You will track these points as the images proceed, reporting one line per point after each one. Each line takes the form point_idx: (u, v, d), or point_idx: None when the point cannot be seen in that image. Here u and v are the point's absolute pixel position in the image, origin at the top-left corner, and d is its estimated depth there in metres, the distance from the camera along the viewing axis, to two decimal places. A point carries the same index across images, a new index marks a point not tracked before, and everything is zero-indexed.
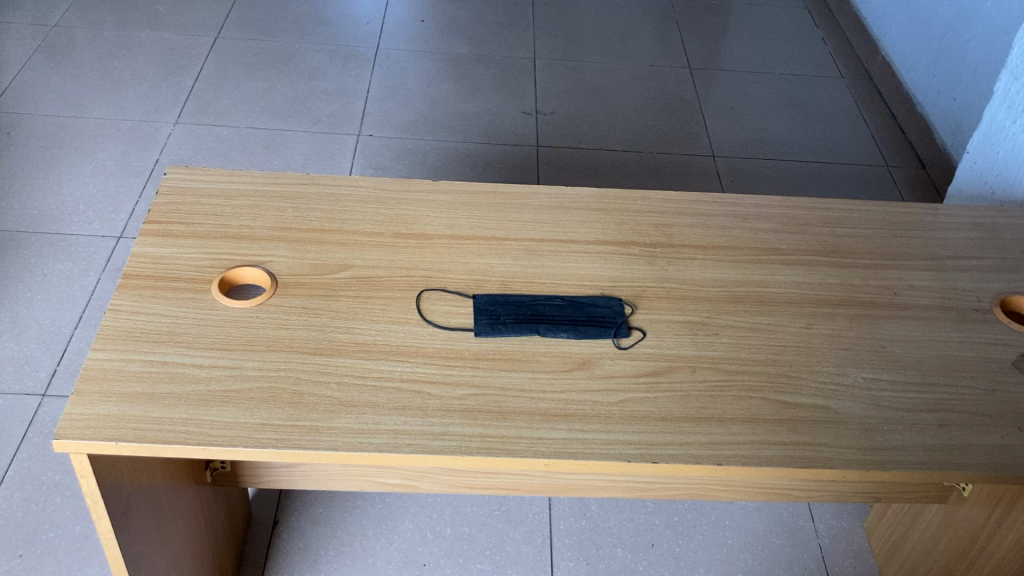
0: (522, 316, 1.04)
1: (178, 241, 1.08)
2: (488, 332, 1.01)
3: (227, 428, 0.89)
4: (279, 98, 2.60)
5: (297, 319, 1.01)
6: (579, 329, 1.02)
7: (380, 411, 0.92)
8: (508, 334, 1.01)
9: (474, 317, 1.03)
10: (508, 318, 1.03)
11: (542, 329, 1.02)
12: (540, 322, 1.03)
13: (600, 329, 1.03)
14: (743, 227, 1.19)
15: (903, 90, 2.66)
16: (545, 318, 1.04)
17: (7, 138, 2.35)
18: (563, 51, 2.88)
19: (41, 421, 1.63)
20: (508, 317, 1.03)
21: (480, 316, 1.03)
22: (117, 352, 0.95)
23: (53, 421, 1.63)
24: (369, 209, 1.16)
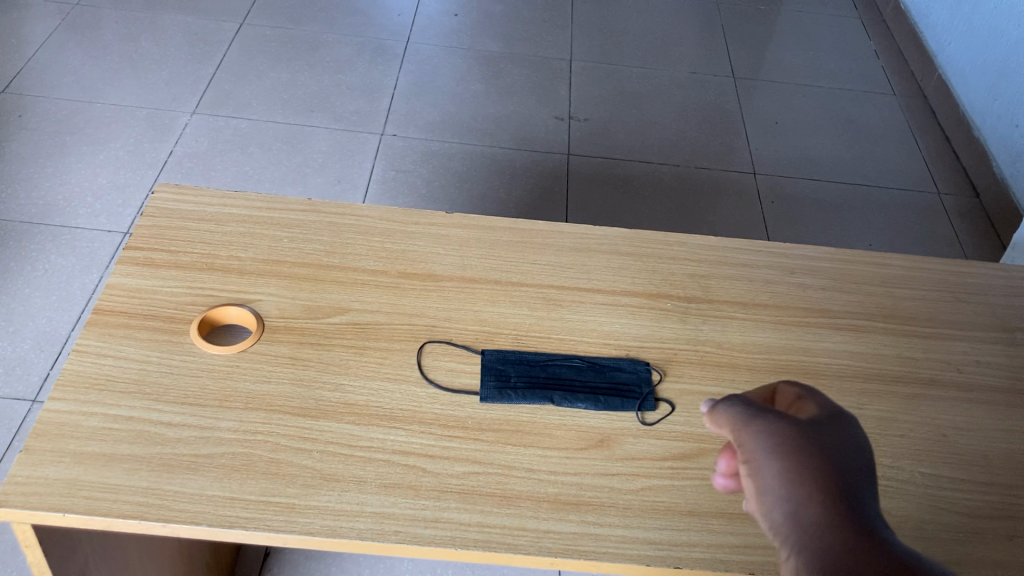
0: (535, 379, 0.92)
1: (159, 271, 0.98)
2: (495, 397, 0.90)
3: (190, 502, 0.78)
4: (302, 91, 2.49)
5: (282, 371, 0.90)
6: (598, 398, 0.91)
7: (367, 489, 0.81)
8: (517, 401, 0.90)
9: (480, 377, 0.91)
10: (518, 380, 0.91)
11: (556, 396, 0.91)
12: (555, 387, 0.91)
13: (622, 400, 0.91)
14: (789, 283, 1.06)
15: (959, 111, 2.50)
16: (560, 383, 0.92)
17: (18, 121, 2.27)
18: (601, 54, 2.75)
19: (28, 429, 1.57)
20: (519, 380, 0.91)
21: (487, 376, 0.91)
22: (77, 403, 0.84)
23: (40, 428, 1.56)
24: (373, 242, 1.05)
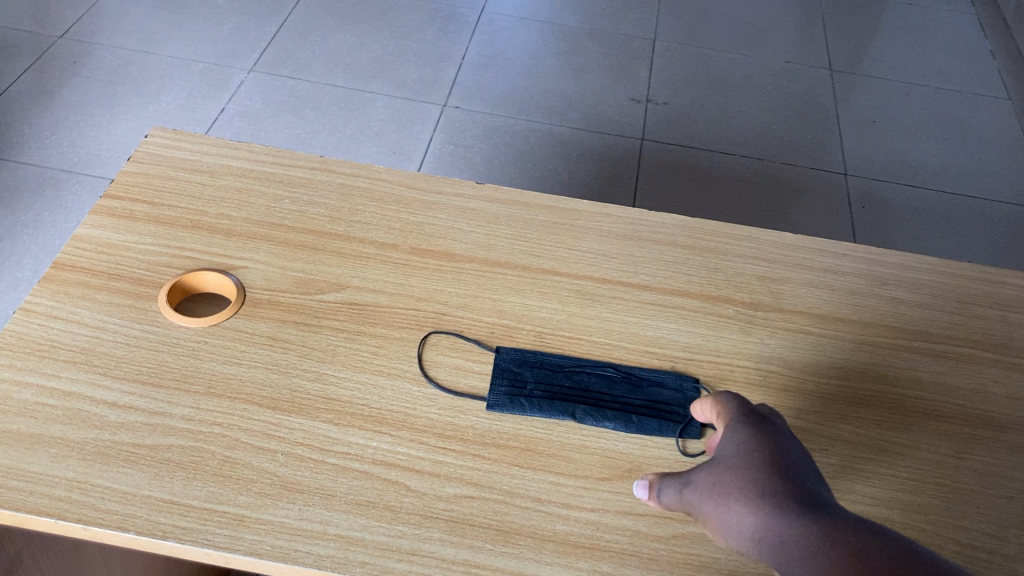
0: (556, 388, 0.76)
1: (135, 225, 0.84)
2: (504, 407, 0.74)
3: (120, 502, 0.65)
4: (366, 55, 2.35)
5: (257, 353, 0.76)
6: (631, 418, 0.75)
7: (334, 505, 0.66)
8: (532, 413, 0.74)
9: (490, 380, 0.76)
10: (535, 388, 0.76)
11: (579, 410, 0.75)
12: (579, 400, 0.75)
13: (660, 422, 0.74)
14: (878, 295, 0.88)
15: None
16: (586, 396, 0.76)
17: (71, 68, 2.19)
18: (687, 35, 2.56)
19: None
20: (535, 388, 0.76)
21: (498, 379, 0.76)
22: (11, 370, 0.72)
23: None
24: (386, 211, 0.90)
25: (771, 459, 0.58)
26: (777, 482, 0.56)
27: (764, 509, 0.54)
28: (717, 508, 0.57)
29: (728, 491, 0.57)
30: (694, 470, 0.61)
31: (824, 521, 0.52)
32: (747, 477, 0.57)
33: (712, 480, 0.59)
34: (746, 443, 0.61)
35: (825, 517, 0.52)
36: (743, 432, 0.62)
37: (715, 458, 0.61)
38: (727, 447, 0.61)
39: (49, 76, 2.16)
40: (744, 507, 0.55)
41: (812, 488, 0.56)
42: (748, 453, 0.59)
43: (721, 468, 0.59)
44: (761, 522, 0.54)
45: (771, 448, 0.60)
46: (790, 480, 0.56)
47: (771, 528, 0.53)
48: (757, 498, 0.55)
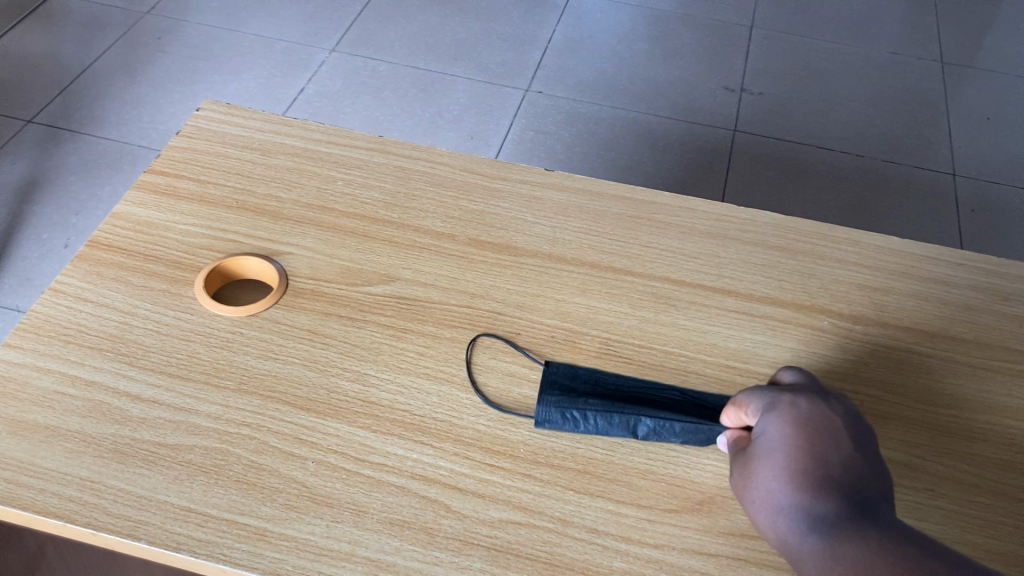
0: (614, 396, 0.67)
1: (178, 203, 0.79)
2: (555, 422, 0.66)
3: (134, 507, 0.59)
4: (449, 37, 2.28)
5: (295, 349, 0.70)
6: (704, 424, 0.65)
7: (365, 524, 0.60)
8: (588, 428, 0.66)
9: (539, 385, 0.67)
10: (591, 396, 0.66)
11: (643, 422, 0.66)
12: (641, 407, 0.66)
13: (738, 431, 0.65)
14: (998, 312, 0.77)
15: None
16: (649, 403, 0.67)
17: (155, 43, 2.18)
18: (787, 22, 2.42)
19: None
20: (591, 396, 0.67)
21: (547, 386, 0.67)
22: (34, 355, 0.67)
23: None
24: (446, 198, 0.83)
25: (794, 452, 0.57)
26: (801, 486, 0.55)
27: (793, 524, 0.54)
28: (755, 516, 0.57)
29: (757, 500, 0.57)
30: (733, 469, 0.61)
31: (849, 537, 0.50)
32: (773, 481, 0.56)
33: (745, 483, 0.59)
34: (773, 431, 0.59)
35: (852, 529, 0.51)
36: (767, 418, 0.60)
37: (749, 449, 0.60)
38: (757, 438, 0.60)
39: (135, 51, 2.15)
40: (776, 522, 0.55)
41: (844, 483, 0.55)
42: (773, 448, 0.58)
43: (751, 467, 0.59)
44: (793, 542, 0.53)
45: (796, 435, 0.58)
46: (817, 478, 0.55)
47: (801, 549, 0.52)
48: (786, 511, 0.55)
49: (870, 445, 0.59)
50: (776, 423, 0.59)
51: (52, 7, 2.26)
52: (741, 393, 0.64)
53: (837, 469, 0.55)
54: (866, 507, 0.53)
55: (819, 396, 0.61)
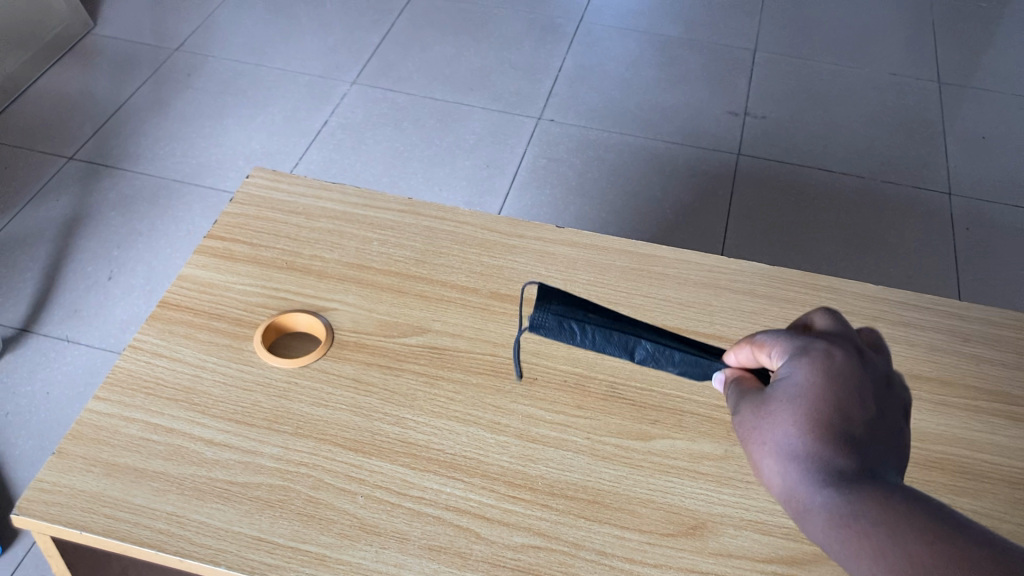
0: (617, 317, 0.78)
1: (236, 266, 0.90)
2: (552, 332, 0.77)
3: (213, 537, 0.70)
4: (464, 68, 2.35)
5: (342, 396, 0.80)
6: (699, 358, 0.76)
7: (407, 549, 0.70)
8: (581, 344, 0.77)
9: (544, 297, 0.77)
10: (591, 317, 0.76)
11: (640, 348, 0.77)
12: (640, 333, 0.77)
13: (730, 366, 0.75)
14: (959, 353, 0.87)
15: None
16: (649, 329, 0.77)
17: (185, 80, 2.27)
18: (791, 44, 2.46)
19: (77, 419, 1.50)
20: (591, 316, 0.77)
21: (553, 298, 0.77)
22: (121, 405, 0.78)
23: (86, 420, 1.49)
24: (470, 254, 0.94)
25: (819, 396, 0.51)
26: (821, 432, 0.49)
27: (807, 476, 0.48)
28: (758, 458, 0.52)
29: (766, 443, 0.51)
30: (743, 405, 0.55)
31: (870, 495, 0.45)
32: (789, 425, 0.50)
33: (753, 422, 0.53)
34: (800, 370, 0.53)
35: (875, 489, 0.46)
36: (797, 357, 0.54)
37: (766, 388, 0.54)
38: (778, 379, 0.54)
39: (166, 89, 2.24)
40: (784, 469, 0.49)
41: (868, 442, 0.49)
42: (796, 390, 0.52)
43: (764, 408, 0.52)
44: (800, 492, 0.48)
45: (825, 378, 0.52)
46: (839, 427, 0.49)
47: (809, 500, 0.47)
48: (798, 458, 0.49)
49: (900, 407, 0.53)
50: (805, 365, 0.53)
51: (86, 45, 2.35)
52: (768, 335, 0.58)
53: (863, 423, 0.50)
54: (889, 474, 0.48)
55: (857, 346, 0.55)
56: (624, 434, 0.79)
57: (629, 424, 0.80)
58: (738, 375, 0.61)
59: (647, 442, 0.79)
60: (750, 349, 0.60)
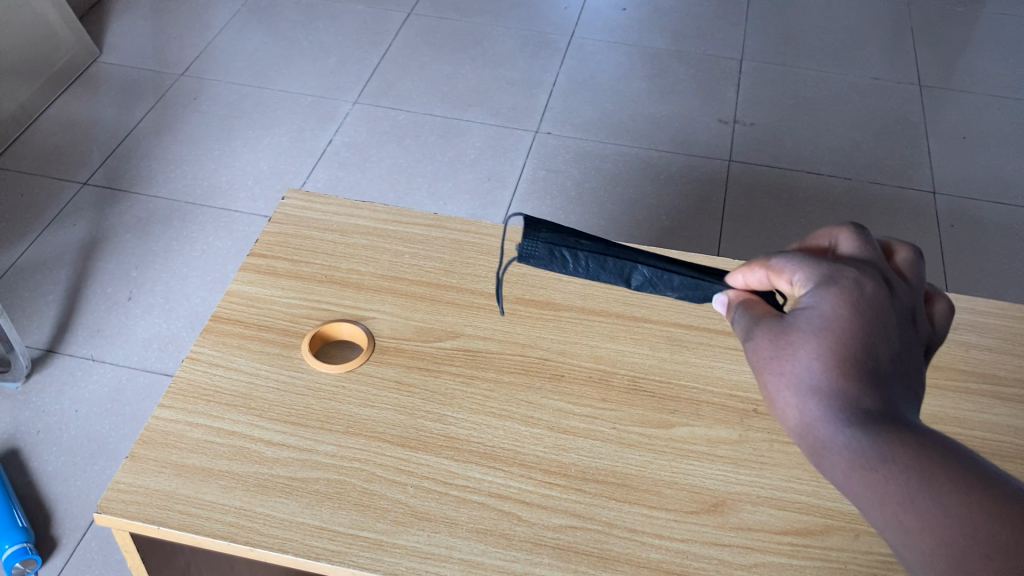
0: (608, 243, 0.82)
1: (279, 281, 0.98)
2: (544, 263, 0.82)
3: (280, 528, 0.76)
4: (462, 84, 2.35)
5: (387, 397, 0.88)
6: (699, 282, 0.82)
7: (457, 532, 0.77)
8: (574, 272, 0.82)
9: (534, 226, 0.81)
10: (584, 244, 0.80)
11: (635, 274, 0.83)
12: (636, 259, 0.82)
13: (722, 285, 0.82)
14: (947, 339, 0.95)
15: None
16: (643, 254, 0.83)
17: (192, 104, 2.22)
18: (776, 53, 2.53)
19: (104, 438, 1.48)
20: (585, 243, 0.81)
21: (542, 227, 0.81)
22: (185, 412, 0.85)
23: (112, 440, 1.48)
24: (494, 264, 1.02)
25: (844, 332, 0.53)
26: (845, 368, 0.52)
27: (829, 412, 0.51)
28: (775, 386, 0.54)
29: (786, 373, 0.54)
30: (759, 335, 0.57)
31: (897, 439, 0.48)
32: (813, 358, 0.53)
33: (773, 353, 0.55)
34: (823, 303, 0.56)
35: (899, 432, 0.49)
36: (822, 294, 0.56)
37: (787, 320, 0.56)
38: (799, 309, 0.56)
39: (172, 113, 2.19)
40: (806, 402, 0.52)
41: (887, 380, 0.52)
42: (821, 325, 0.54)
43: (784, 340, 0.55)
44: (824, 428, 0.51)
45: (849, 314, 0.54)
46: (862, 365, 0.52)
47: (833, 439, 0.50)
48: (823, 394, 0.52)
49: (911, 345, 0.57)
50: (830, 297, 0.56)
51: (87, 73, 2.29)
52: (789, 259, 0.61)
53: (883, 362, 0.53)
54: (905, 414, 0.51)
55: (876, 279, 0.58)
56: (647, 423, 0.86)
57: (650, 414, 0.87)
58: (749, 300, 0.65)
59: (668, 429, 0.86)
60: (766, 273, 0.64)
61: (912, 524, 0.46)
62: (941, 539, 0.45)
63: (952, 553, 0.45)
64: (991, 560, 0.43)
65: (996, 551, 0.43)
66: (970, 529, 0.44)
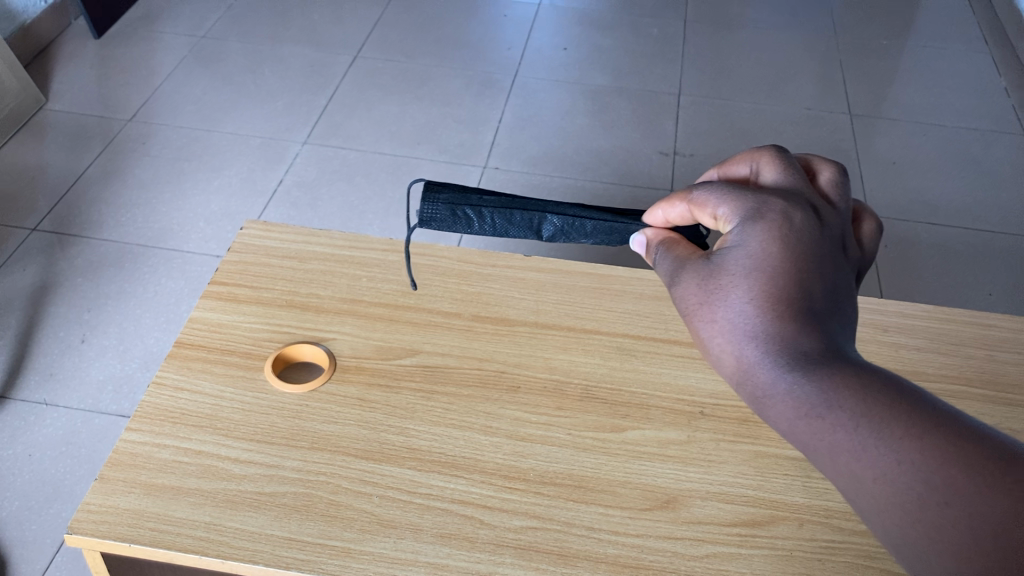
0: (514, 197, 0.89)
1: (241, 306, 1.01)
2: (446, 228, 0.90)
3: (249, 540, 0.78)
4: (409, 123, 2.39)
5: (349, 413, 0.90)
6: (613, 226, 0.89)
7: (421, 537, 0.79)
8: (479, 228, 0.90)
9: (436, 188, 0.89)
10: (486, 201, 0.88)
11: (545, 224, 0.89)
12: (545, 210, 0.89)
13: (628, 227, 0.89)
14: (879, 341, 1.01)
15: None
16: (552, 205, 0.90)
17: (141, 148, 2.23)
18: (712, 87, 2.62)
19: (60, 481, 1.48)
20: (487, 200, 0.88)
21: (444, 189, 0.89)
22: (152, 434, 0.87)
23: (71, 485, 1.47)
24: (449, 284, 1.06)
25: (773, 275, 0.56)
26: (775, 310, 0.55)
27: (762, 355, 0.54)
28: (709, 332, 0.57)
29: (719, 320, 0.57)
30: (693, 284, 0.60)
31: (837, 381, 0.50)
32: (745, 304, 0.56)
33: (707, 302, 0.58)
34: (752, 247, 0.59)
35: (837, 372, 0.51)
36: (752, 238, 0.59)
37: (717, 267, 0.59)
38: (728, 254, 0.59)
39: (122, 158, 2.20)
40: (743, 348, 0.55)
41: (821, 318, 0.55)
42: (750, 270, 0.57)
43: (715, 288, 0.58)
44: (762, 374, 0.54)
45: (777, 256, 0.57)
46: (795, 306, 0.55)
47: (772, 385, 0.53)
48: (759, 340, 0.54)
49: (840, 276, 0.60)
50: (760, 240, 0.59)
51: (34, 122, 2.29)
52: (711, 191, 0.65)
53: (814, 301, 0.56)
54: (839, 348, 0.54)
55: (800, 213, 0.61)
56: (600, 428, 0.91)
57: (604, 419, 0.92)
58: (674, 243, 0.69)
59: (621, 433, 0.90)
60: (686, 207, 0.67)
61: (865, 473, 0.47)
62: (898, 487, 0.46)
63: (907, 501, 0.46)
64: (949, 506, 0.44)
65: (953, 497, 0.44)
66: (925, 474, 0.45)
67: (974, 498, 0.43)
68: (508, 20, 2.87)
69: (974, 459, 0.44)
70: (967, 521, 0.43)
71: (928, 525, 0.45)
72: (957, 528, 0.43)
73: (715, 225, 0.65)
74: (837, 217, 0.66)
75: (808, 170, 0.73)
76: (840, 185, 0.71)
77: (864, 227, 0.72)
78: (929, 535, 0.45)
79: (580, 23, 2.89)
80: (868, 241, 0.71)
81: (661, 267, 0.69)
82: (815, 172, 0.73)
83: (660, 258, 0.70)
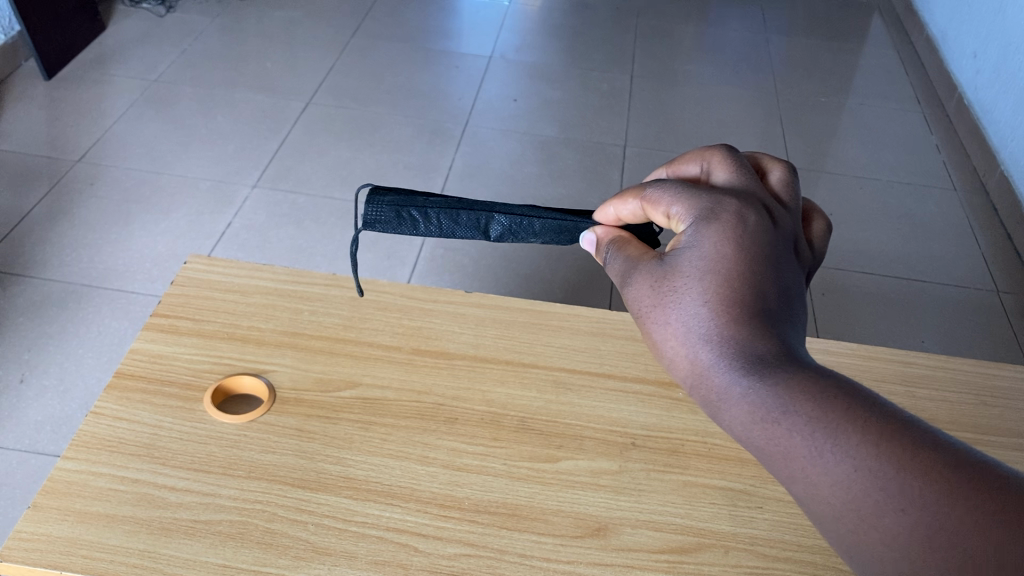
0: (461, 198, 0.92)
1: (182, 338, 1.02)
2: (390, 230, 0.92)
3: (184, 567, 0.78)
4: (360, 168, 2.42)
5: (287, 443, 0.91)
6: (562, 223, 0.92)
7: (356, 564, 0.80)
8: (427, 230, 0.92)
9: (382, 192, 0.91)
10: (432, 202, 0.90)
11: (492, 224, 0.92)
12: (491, 210, 0.92)
13: (577, 225, 0.92)
14: None
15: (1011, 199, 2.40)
16: (499, 205, 0.93)
17: (88, 189, 2.22)
18: (656, 140, 2.69)
19: None
20: (432, 201, 0.91)
21: (390, 190, 0.91)
22: (88, 463, 0.87)
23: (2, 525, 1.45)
24: (390, 319, 1.09)
25: (726, 278, 0.57)
26: (729, 312, 0.55)
27: (715, 356, 0.55)
28: (662, 334, 0.58)
29: (671, 321, 0.58)
30: (646, 286, 0.61)
31: (791, 385, 0.52)
32: (699, 307, 0.57)
33: (660, 304, 0.59)
34: (705, 250, 0.59)
35: (793, 376, 0.52)
36: (707, 240, 0.60)
37: (673, 268, 0.60)
38: (683, 256, 0.60)
39: (68, 200, 2.19)
40: (698, 352, 0.56)
41: (775, 320, 0.56)
42: (703, 273, 0.58)
43: (668, 291, 0.59)
44: (716, 378, 0.54)
45: (730, 257, 0.58)
46: (749, 309, 0.56)
47: (728, 388, 0.54)
48: (711, 343, 0.55)
49: (793, 276, 0.61)
50: (713, 242, 0.60)
51: None
52: (664, 190, 0.67)
53: (768, 302, 0.57)
54: (794, 351, 0.55)
55: (753, 213, 0.62)
56: (535, 458, 0.93)
57: (539, 449, 0.94)
58: (624, 243, 0.72)
59: (555, 463, 0.93)
60: (640, 204, 0.70)
61: (821, 480, 0.49)
62: (854, 493, 0.48)
63: (863, 508, 0.47)
64: (905, 513, 0.46)
65: (909, 504, 0.46)
66: (883, 482, 0.47)
67: (933, 505, 0.45)
68: (459, 71, 2.93)
69: (930, 466, 0.46)
70: (923, 528, 0.45)
71: (883, 531, 0.47)
72: (913, 536, 0.46)
73: (667, 223, 0.67)
74: (787, 217, 0.67)
75: (760, 170, 0.76)
76: (789, 184, 0.74)
77: (815, 226, 0.75)
78: (883, 541, 0.47)
79: (530, 76, 2.96)
80: (818, 241, 0.74)
81: (612, 265, 0.71)
82: (766, 171, 0.76)
83: (610, 256, 0.72)
